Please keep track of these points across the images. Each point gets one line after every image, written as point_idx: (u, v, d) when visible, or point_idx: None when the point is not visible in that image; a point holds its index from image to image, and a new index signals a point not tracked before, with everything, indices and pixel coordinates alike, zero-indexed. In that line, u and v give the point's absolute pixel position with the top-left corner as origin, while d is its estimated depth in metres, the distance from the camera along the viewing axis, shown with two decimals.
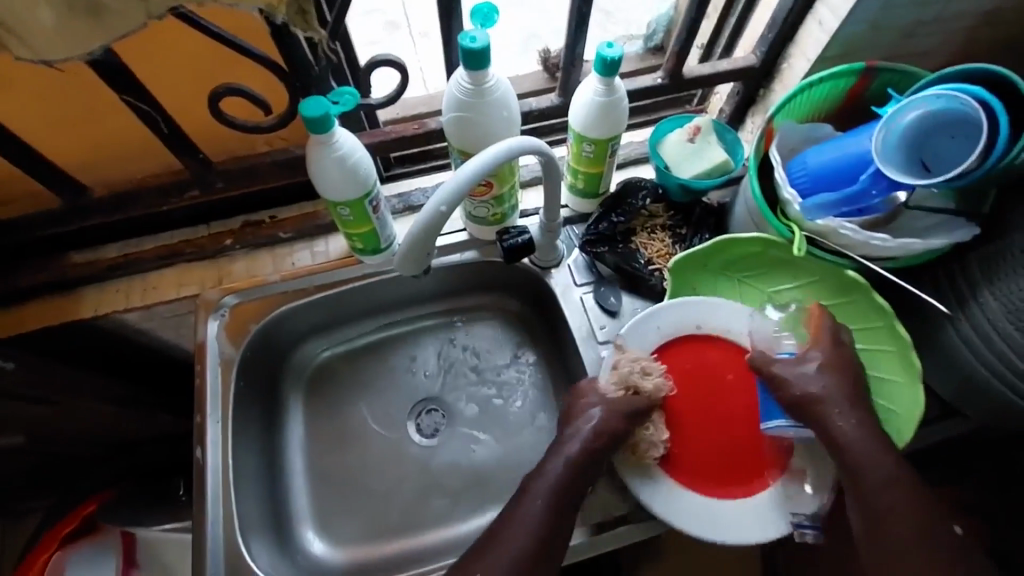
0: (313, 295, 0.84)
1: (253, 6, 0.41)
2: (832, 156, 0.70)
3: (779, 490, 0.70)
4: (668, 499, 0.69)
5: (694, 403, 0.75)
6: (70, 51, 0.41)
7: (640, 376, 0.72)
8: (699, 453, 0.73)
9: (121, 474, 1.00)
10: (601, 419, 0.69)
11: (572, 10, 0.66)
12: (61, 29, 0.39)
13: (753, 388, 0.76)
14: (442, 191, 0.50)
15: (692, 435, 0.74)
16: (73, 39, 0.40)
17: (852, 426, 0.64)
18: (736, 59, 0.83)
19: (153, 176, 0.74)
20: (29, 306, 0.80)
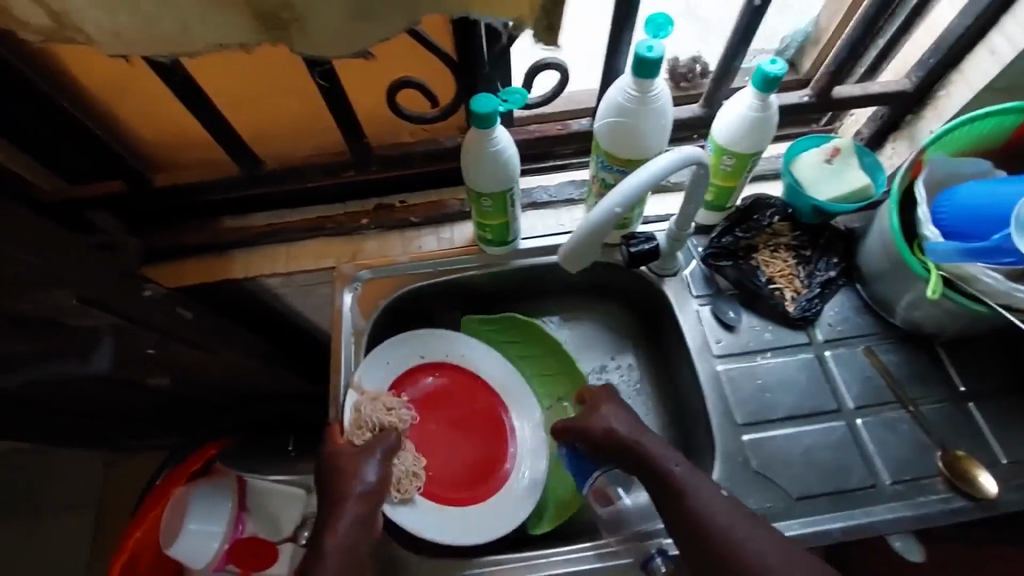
0: (436, 279, 0.89)
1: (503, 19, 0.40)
2: (980, 205, 0.67)
3: (514, 491, 0.84)
4: (425, 517, 0.79)
5: (425, 425, 0.86)
6: (334, 49, 0.40)
7: (381, 412, 0.78)
8: (437, 466, 0.85)
9: (239, 425, 1.07)
10: (376, 471, 0.71)
11: (739, 23, 0.66)
12: (339, 29, 0.38)
13: (479, 402, 0.89)
14: (620, 193, 0.54)
15: (436, 455, 0.85)
16: (339, 38, 0.39)
17: (721, 496, 0.65)
18: (887, 82, 0.81)
19: (317, 154, 0.82)
20: (189, 263, 0.88)
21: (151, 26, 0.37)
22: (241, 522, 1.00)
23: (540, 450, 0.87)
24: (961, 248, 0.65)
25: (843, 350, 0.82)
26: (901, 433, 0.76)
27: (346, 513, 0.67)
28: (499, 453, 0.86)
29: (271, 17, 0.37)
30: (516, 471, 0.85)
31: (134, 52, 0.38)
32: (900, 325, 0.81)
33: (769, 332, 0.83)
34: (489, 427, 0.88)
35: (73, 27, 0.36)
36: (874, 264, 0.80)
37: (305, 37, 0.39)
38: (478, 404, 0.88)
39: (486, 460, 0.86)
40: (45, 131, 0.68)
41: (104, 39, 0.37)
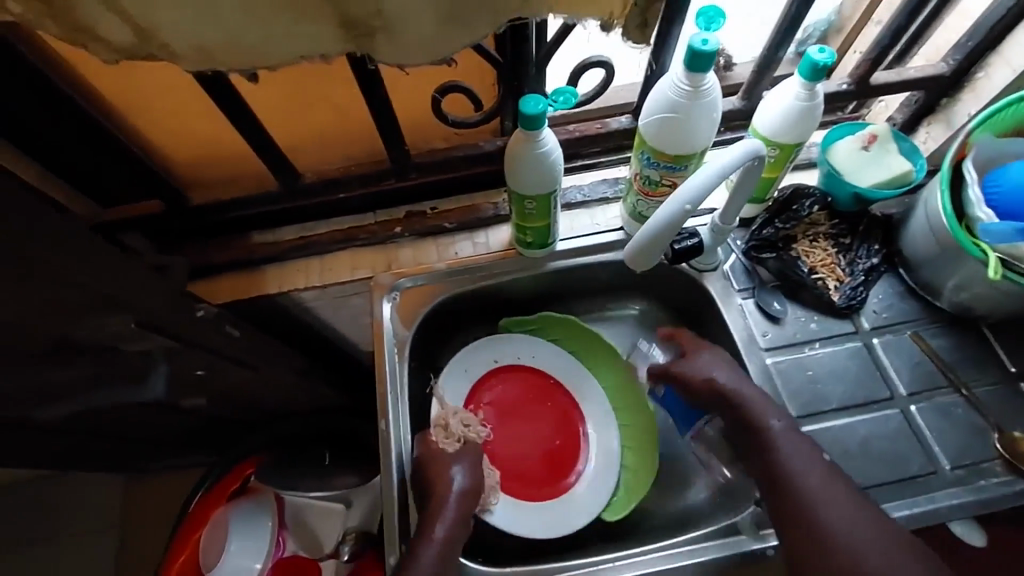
0: (475, 284, 0.88)
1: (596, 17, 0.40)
2: None
3: (588, 483, 0.85)
4: (508, 514, 0.81)
5: (493, 428, 0.87)
6: (425, 54, 0.39)
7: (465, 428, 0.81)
8: (515, 465, 0.86)
9: (272, 442, 1.04)
10: (464, 478, 0.74)
11: (786, 13, 0.66)
12: (426, 33, 0.37)
13: (552, 402, 0.90)
14: (688, 190, 0.54)
15: (512, 455, 0.86)
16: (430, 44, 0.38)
17: (796, 454, 0.67)
18: (924, 66, 0.81)
19: (356, 165, 0.81)
20: (223, 279, 0.86)
21: (236, 38, 0.36)
22: (282, 541, 0.97)
23: (611, 443, 0.88)
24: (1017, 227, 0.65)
25: (890, 336, 0.81)
26: (956, 417, 0.76)
27: (443, 522, 0.69)
28: (569, 450, 0.87)
29: (358, 24, 0.37)
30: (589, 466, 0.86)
31: (213, 64, 0.37)
32: (946, 309, 0.81)
33: (815, 322, 0.83)
34: (556, 426, 0.88)
35: (158, 41, 0.35)
36: (920, 249, 0.80)
37: (389, 44, 0.38)
38: (546, 403, 0.89)
39: (557, 457, 0.87)
40: (84, 152, 0.67)
41: (187, 53, 0.36)
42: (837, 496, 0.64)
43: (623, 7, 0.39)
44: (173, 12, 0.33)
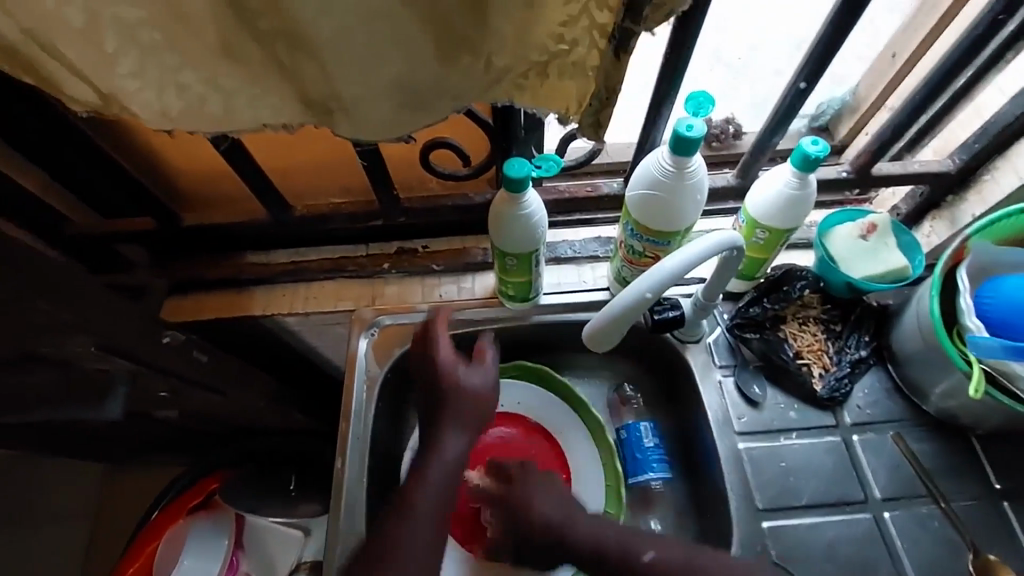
0: (453, 329, 0.87)
1: (549, 111, 0.42)
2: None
3: None
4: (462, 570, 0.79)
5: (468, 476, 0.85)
6: (382, 135, 0.40)
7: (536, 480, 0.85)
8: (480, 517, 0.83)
9: (242, 457, 1.04)
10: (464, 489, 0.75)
11: (781, 102, 0.65)
12: (384, 118, 0.39)
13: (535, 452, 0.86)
14: (649, 280, 0.54)
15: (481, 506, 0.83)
16: (388, 126, 0.40)
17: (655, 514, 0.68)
18: (929, 161, 0.79)
19: (348, 203, 0.83)
20: (211, 295, 0.88)
21: (197, 106, 0.37)
22: (236, 562, 0.96)
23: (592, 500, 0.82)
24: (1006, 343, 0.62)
25: (871, 435, 0.78)
26: (931, 530, 0.73)
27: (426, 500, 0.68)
28: None
29: (317, 105, 0.38)
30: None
31: (176, 129, 0.39)
32: (933, 413, 0.78)
33: (794, 410, 0.80)
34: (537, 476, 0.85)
35: (118, 104, 0.37)
36: (909, 346, 0.77)
37: (348, 125, 0.39)
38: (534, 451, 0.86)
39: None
40: (83, 166, 0.69)
41: (149, 117, 0.37)
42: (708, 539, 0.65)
43: (580, 104, 0.41)
44: (137, 82, 0.35)
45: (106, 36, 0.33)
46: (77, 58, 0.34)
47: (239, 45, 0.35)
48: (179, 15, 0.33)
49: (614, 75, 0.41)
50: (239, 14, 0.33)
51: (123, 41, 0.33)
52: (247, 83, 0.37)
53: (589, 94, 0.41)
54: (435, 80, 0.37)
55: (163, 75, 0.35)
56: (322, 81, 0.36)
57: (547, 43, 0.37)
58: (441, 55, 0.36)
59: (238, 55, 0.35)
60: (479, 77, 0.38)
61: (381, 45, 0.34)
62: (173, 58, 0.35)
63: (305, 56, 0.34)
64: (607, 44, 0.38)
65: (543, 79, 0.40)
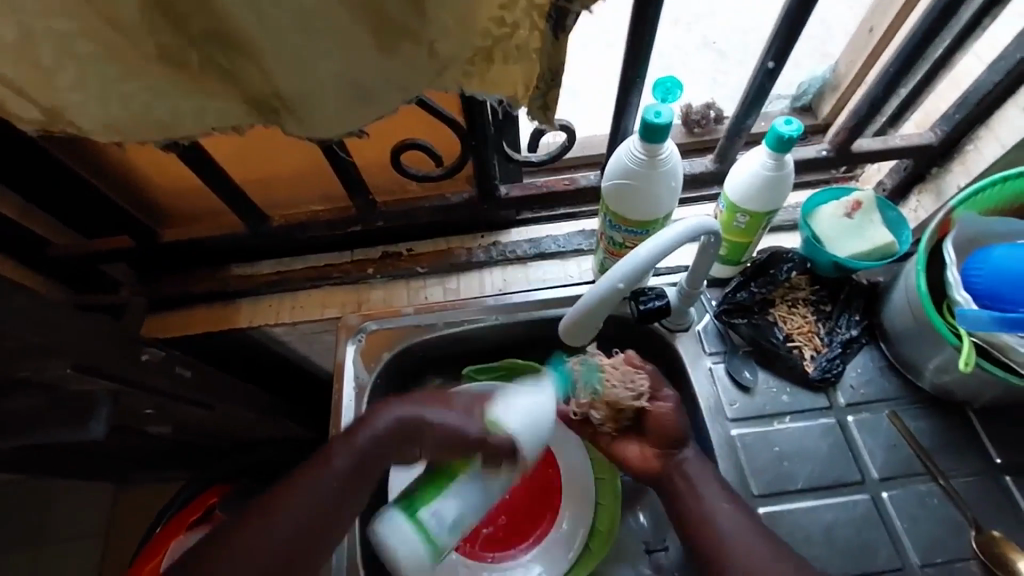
0: (439, 330, 0.86)
1: (498, 96, 0.41)
2: (1016, 268, 0.62)
3: (559, 537, 0.81)
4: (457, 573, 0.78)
5: None
6: (334, 133, 0.40)
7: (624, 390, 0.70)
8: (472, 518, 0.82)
9: (239, 470, 1.03)
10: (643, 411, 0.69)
11: (752, 84, 0.64)
12: (331, 115, 0.38)
13: None
14: (623, 268, 0.53)
15: None
16: (335, 124, 0.39)
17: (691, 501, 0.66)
18: (911, 135, 0.78)
19: (325, 211, 0.82)
20: (198, 309, 0.88)
21: (144, 115, 0.37)
22: None
23: (586, 499, 0.82)
24: (996, 315, 0.61)
25: (865, 415, 0.77)
26: (931, 508, 0.72)
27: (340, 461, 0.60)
28: (540, 499, 0.83)
29: (263, 103, 0.37)
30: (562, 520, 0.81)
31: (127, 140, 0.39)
32: (928, 390, 0.77)
33: (787, 394, 0.79)
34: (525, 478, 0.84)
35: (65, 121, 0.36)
36: (899, 323, 0.76)
37: (296, 124, 0.38)
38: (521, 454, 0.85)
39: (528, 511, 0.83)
40: (57, 187, 0.69)
41: (95, 130, 0.37)
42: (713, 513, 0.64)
43: (527, 89, 0.41)
44: (80, 95, 0.34)
45: (41, 51, 0.32)
46: (13, 73, 0.33)
47: (178, 51, 0.34)
48: (111, 24, 0.32)
49: (558, 55, 0.40)
50: (171, 19, 0.33)
51: (60, 57, 0.32)
52: (192, 86, 0.36)
53: (536, 75, 0.40)
54: (378, 73, 0.36)
55: (101, 86, 0.35)
56: (261, 79, 0.35)
57: (488, 26, 0.37)
58: (380, 46, 0.35)
59: (177, 57, 0.35)
60: (423, 67, 0.37)
61: (318, 39, 0.33)
62: (112, 68, 0.34)
63: (242, 59, 0.34)
64: (547, 24, 0.38)
65: (488, 64, 0.39)
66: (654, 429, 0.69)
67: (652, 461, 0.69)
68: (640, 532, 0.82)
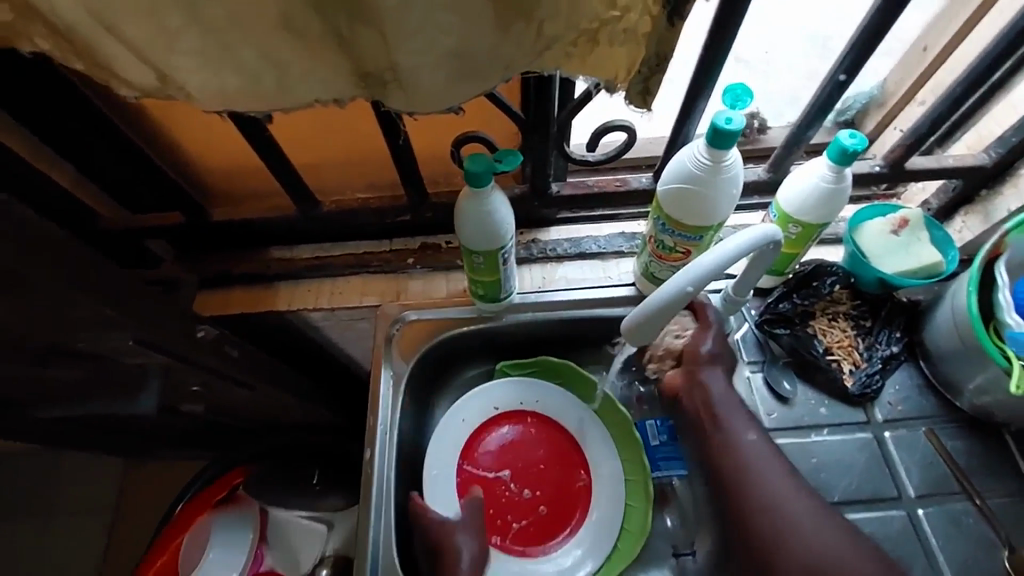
0: (478, 323, 0.86)
1: (600, 78, 0.42)
2: None
3: (592, 533, 0.82)
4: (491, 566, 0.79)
5: (492, 473, 0.85)
6: (435, 108, 0.40)
7: (672, 336, 0.75)
8: (506, 512, 0.83)
9: (264, 452, 1.04)
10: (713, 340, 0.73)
11: (818, 94, 0.64)
12: (439, 89, 0.38)
13: (556, 442, 0.87)
14: (690, 273, 0.53)
15: (504, 501, 0.83)
16: (437, 99, 0.39)
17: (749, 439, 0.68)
18: (963, 155, 0.78)
19: (374, 198, 0.82)
20: (235, 291, 0.87)
21: (252, 84, 0.38)
22: (260, 555, 0.96)
23: (614, 501, 0.82)
24: None
25: (903, 432, 0.77)
26: (966, 528, 0.72)
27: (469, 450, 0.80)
28: (573, 494, 0.84)
29: (373, 76, 0.38)
30: (590, 520, 0.82)
31: (232, 108, 0.39)
32: (966, 410, 0.77)
33: (825, 406, 0.79)
34: (555, 475, 0.85)
35: (176, 85, 0.37)
36: (943, 343, 0.76)
37: (401, 97, 0.39)
38: (548, 453, 0.86)
39: (559, 508, 0.83)
40: (111, 163, 0.69)
41: (205, 97, 0.38)
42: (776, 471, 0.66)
43: (628, 72, 0.41)
44: (198, 61, 0.35)
45: (171, 13, 0.33)
46: (139, 34, 0.34)
47: (298, 19, 0.35)
48: None
49: (667, 40, 0.41)
50: None
51: (186, 20, 0.33)
52: (304, 56, 0.37)
53: (640, 60, 0.41)
54: (488, 50, 0.37)
55: (219, 53, 0.35)
56: (381, 51, 0.36)
57: (599, 10, 0.37)
58: (498, 21, 0.36)
59: (296, 27, 0.35)
60: (531, 43, 0.38)
61: (445, 12, 0.33)
62: (229, 34, 0.34)
63: (365, 27, 0.35)
64: (660, 10, 0.38)
65: (592, 48, 0.40)
66: (689, 359, 0.73)
67: (678, 377, 0.74)
68: (669, 535, 0.82)
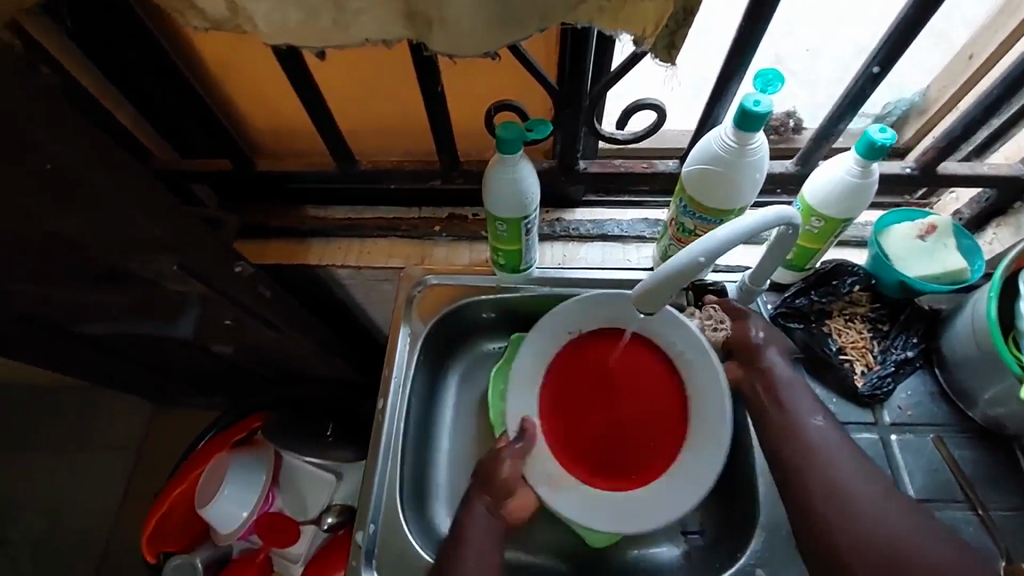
0: (497, 293, 0.89)
1: (628, 32, 0.43)
2: None
3: (705, 444, 0.74)
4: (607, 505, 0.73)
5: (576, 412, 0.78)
6: (475, 51, 0.44)
7: (711, 329, 0.78)
8: (605, 447, 0.76)
9: (283, 401, 1.10)
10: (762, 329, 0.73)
11: (851, 87, 0.65)
12: (478, 31, 0.42)
13: (632, 364, 0.79)
14: (705, 243, 0.53)
15: (599, 437, 0.77)
16: (473, 40, 0.43)
17: (819, 429, 0.65)
18: (999, 165, 0.77)
19: (408, 162, 0.86)
20: (270, 243, 0.92)
21: (310, 17, 0.42)
22: (271, 497, 1.03)
23: (717, 408, 0.75)
24: None
25: (910, 436, 0.77)
26: (967, 536, 0.71)
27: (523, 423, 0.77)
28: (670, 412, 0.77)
29: (419, 17, 0.42)
30: (687, 453, 0.75)
31: (291, 40, 0.43)
32: (978, 420, 0.77)
33: (832, 404, 0.79)
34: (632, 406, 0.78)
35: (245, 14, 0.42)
36: (959, 350, 0.76)
37: (442, 38, 0.43)
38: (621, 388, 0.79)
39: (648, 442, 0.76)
40: (169, 107, 0.75)
41: (270, 29, 0.42)
42: (842, 461, 0.62)
43: (656, 27, 0.42)
44: None
45: None
46: None
47: None
48: None
49: None
50: None
51: None
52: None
53: (667, 15, 0.42)
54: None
55: None
56: None
57: None
58: None
59: None
60: None
61: None
62: None
63: None
64: None
65: (624, 3, 0.41)
66: (740, 348, 0.74)
67: (738, 371, 0.74)
68: (680, 512, 0.83)
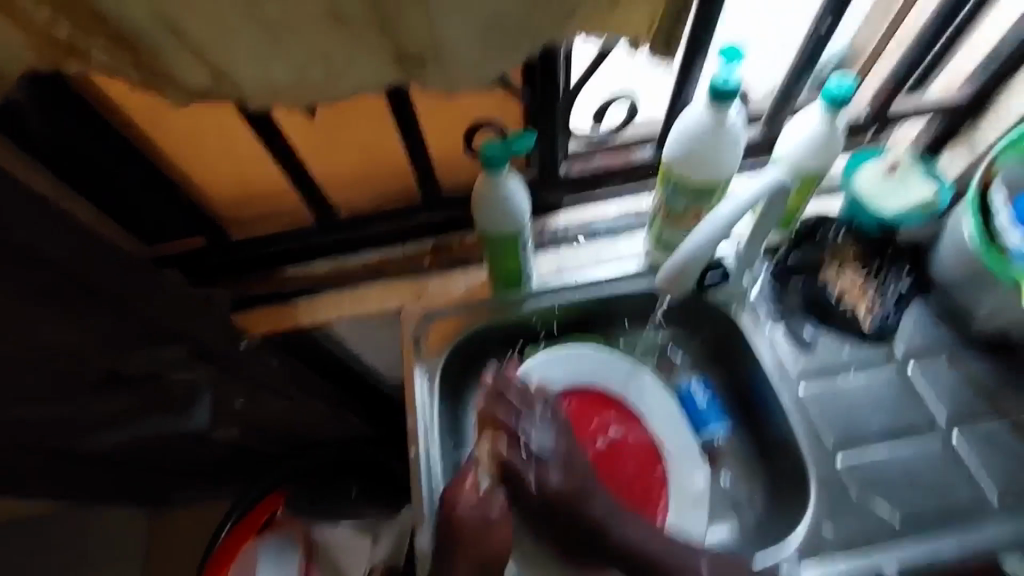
0: (501, 314, 0.87)
1: (628, 36, 0.47)
2: None
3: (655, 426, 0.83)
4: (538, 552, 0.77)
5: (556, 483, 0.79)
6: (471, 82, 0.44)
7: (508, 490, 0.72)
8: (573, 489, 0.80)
9: (296, 474, 1.03)
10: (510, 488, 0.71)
11: (805, 48, 0.73)
12: (473, 64, 0.43)
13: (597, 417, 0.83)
14: (718, 219, 0.60)
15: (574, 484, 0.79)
16: (471, 72, 0.43)
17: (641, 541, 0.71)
18: (942, 95, 0.83)
19: (390, 203, 0.84)
20: (257, 312, 0.87)
21: (301, 77, 0.41)
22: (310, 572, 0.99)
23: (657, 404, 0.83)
24: None
25: (925, 363, 0.80)
26: (1000, 445, 0.75)
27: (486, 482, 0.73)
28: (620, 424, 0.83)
29: (412, 58, 0.42)
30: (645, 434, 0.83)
31: (279, 101, 0.42)
32: (983, 335, 0.81)
33: (848, 349, 0.82)
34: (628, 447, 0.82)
35: (231, 82, 0.40)
36: (949, 274, 0.80)
37: (438, 73, 0.43)
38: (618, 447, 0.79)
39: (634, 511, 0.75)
40: (126, 193, 0.70)
41: (257, 90, 0.41)
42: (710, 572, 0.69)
43: (650, 27, 0.47)
44: (253, 59, 0.39)
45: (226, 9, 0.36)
46: (198, 29, 0.37)
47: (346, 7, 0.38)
48: None
49: None
50: None
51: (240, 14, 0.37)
52: (350, 49, 0.41)
53: (660, 15, 0.46)
54: (523, 17, 0.41)
55: (267, 48, 0.39)
56: (421, 29, 0.40)
57: None
58: None
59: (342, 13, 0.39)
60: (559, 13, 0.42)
61: None
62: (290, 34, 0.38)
63: (409, 7, 0.39)
64: None
65: (615, 10, 0.45)
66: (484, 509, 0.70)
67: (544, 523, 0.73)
68: (726, 492, 0.84)
